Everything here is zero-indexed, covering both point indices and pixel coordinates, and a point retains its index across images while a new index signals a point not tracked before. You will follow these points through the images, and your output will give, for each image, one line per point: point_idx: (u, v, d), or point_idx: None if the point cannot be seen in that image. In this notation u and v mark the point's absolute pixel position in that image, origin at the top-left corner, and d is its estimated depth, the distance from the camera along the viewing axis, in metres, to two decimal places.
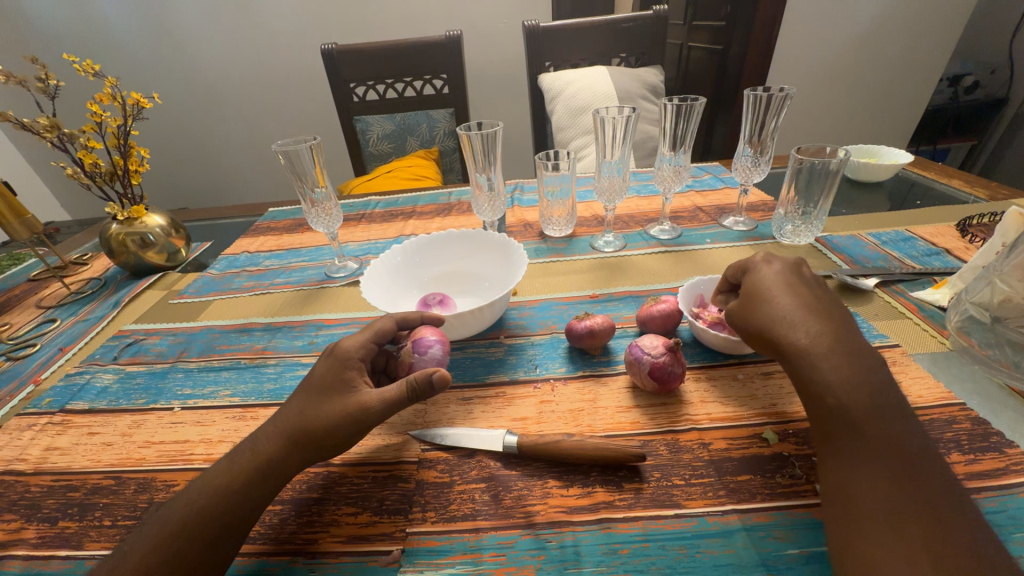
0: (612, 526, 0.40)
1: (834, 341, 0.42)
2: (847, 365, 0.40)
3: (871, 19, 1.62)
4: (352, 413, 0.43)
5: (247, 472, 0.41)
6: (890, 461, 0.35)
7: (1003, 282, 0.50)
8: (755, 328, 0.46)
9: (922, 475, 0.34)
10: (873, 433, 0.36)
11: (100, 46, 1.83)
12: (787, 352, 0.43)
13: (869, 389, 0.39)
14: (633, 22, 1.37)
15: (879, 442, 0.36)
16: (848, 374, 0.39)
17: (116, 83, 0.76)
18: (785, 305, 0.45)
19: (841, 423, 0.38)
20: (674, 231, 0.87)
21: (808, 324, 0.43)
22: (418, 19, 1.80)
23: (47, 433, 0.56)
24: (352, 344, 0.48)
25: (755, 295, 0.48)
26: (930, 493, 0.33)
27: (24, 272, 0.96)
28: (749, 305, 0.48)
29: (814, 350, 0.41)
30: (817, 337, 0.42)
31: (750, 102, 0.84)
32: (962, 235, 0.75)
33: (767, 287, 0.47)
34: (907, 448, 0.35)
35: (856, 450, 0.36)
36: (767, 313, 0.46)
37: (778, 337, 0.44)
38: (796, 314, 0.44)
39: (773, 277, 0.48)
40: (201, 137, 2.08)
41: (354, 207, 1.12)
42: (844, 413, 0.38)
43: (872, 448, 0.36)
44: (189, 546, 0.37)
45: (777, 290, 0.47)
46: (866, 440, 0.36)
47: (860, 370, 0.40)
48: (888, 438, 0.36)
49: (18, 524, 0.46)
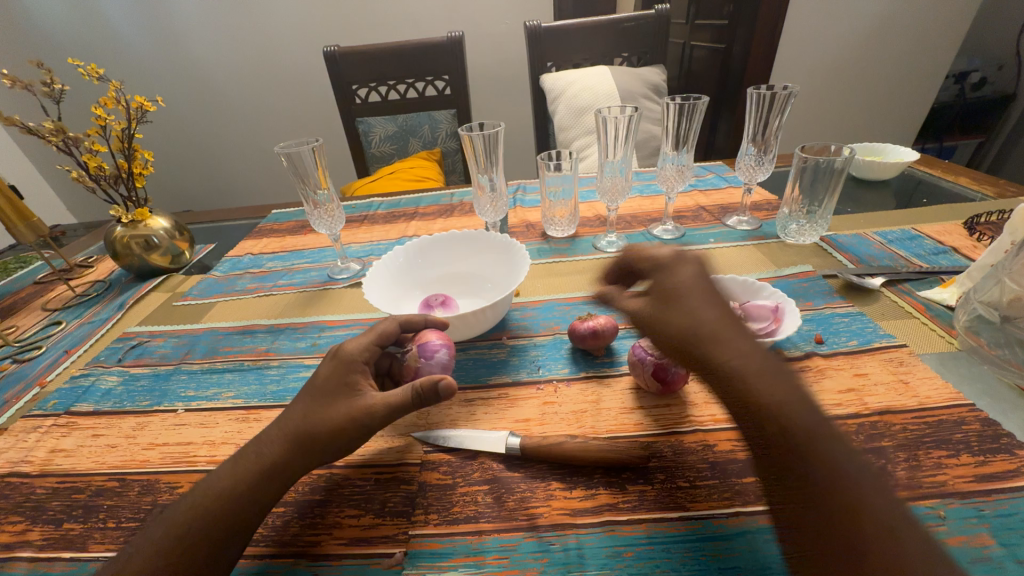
0: (615, 528, 0.40)
1: (768, 359, 0.33)
2: (792, 391, 0.31)
3: (875, 16, 1.61)
4: (356, 418, 0.43)
5: (250, 475, 0.41)
6: (855, 526, 0.26)
7: (1013, 282, 0.49)
8: (673, 341, 0.36)
9: (896, 543, 0.25)
10: (833, 489, 0.27)
11: (105, 50, 1.84)
12: (715, 374, 0.33)
13: (818, 422, 0.30)
14: (634, 21, 1.37)
15: (840, 502, 0.27)
16: (795, 404, 0.30)
17: (120, 87, 0.77)
18: (706, 313, 0.35)
19: (795, 474, 0.29)
20: (678, 230, 0.86)
21: (738, 341, 0.34)
22: (420, 20, 1.80)
23: (52, 435, 0.57)
24: (356, 347, 0.48)
25: (666, 300, 0.38)
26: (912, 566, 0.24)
27: (30, 275, 0.97)
28: (663, 311, 0.38)
29: (751, 375, 0.31)
30: (752, 355, 0.33)
31: (754, 101, 0.83)
32: (969, 233, 0.74)
33: (685, 291, 0.37)
34: (871, 506, 0.27)
35: (816, 511, 0.28)
36: (688, 325, 0.35)
37: (704, 353, 0.34)
38: (727, 326, 0.35)
39: (691, 279, 0.38)
40: (205, 140, 2.09)
41: (357, 208, 1.12)
42: (794, 463, 0.29)
43: (831, 508, 0.27)
44: (192, 550, 0.37)
45: (694, 293, 0.37)
46: (824, 497, 0.27)
47: (806, 398, 0.31)
48: (852, 494, 0.27)
49: (23, 526, 0.47)
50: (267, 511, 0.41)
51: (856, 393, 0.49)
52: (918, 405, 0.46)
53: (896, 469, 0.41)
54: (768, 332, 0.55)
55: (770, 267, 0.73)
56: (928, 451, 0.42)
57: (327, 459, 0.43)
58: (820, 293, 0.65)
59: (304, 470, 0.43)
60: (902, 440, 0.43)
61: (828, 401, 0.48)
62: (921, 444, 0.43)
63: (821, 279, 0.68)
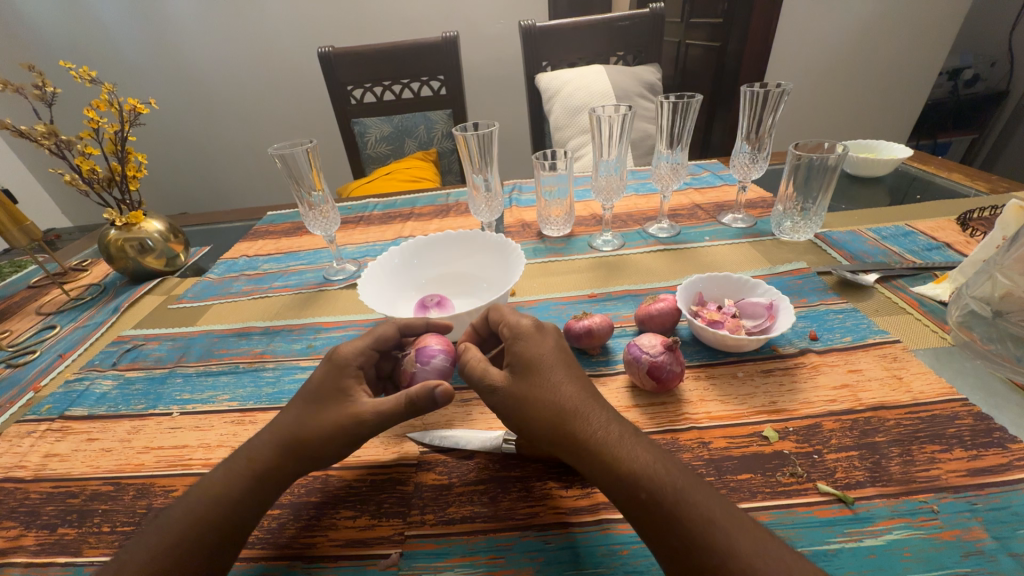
0: (611, 527, 0.40)
1: (617, 418, 0.39)
2: (638, 443, 0.37)
3: (868, 14, 1.61)
4: (346, 425, 0.43)
5: (245, 478, 0.41)
6: (706, 548, 0.31)
7: (1005, 276, 0.50)
8: (543, 418, 0.39)
9: (738, 551, 0.31)
10: (686, 517, 0.33)
11: (98, 52, 1.84)
12: (585, 448, 0.37)
13: (660, 462, 0.36)
14: (629, 20, 1.37)
15: (694, 528, 0.32)
16: (642, 453, 0.36)
17: (113, 89, 0.76)
18: (568, 386, 0.40)
19: (657, 519, 0.33)
20: (673, 229, 0.86)
21: (597, 407, 0.39)
22: (415, 20, 1.80)
23: (47, 439, 0.56)
24: (350, 350, 0.47)
25: (533, 374, 0.41)
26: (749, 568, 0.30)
27: (24, 279, 0.96)
28: (528, 388, 0.40)
29: (611, 437, 0.37)
30: (608, 420, 0.38)
31: (749, 98, 0.83)
32: (963, 229, 0.75)
33: (548, 366, 0.41)
34: (714, 525, 0.32)
35: (679, 549, 0.32)
36: (554, 399, 0.39)
37: (574, 430, 0.37)
38: (586, 397, 0.40)
39: (550, 353, 0.42)
40: (200, 142, 2.08)
41: (352, 210, 1.12)
42: (655, 508, 0.33)
43: (689, 543, 0.32)
44: (187, 554, 0.37)
45: (555, 367, 0.41)
46: (680, 533, 0.32)
47: (649, 445, 0.37)
48: (700, 517, 0.33)
49: (17, 531, 0.46)
50: (261, 514, 0.41)
51: (851, 389, 0.49)
52: (912, 400, 0.47)
53: (890, 464, 0.41)
54: (762, 329, 0.56)
55: (765, 264, 0.73)
56: (922, 446, 0.42)
57: (321, 463, 0.43)
58: (815, 290, 0.65)
59: (300, 473, 0.42)
60: (896, 435, 0.44)
61: (823, 397, 0.49)
62: (915, 439, 0.43)
63: (815, 276, 0.68)
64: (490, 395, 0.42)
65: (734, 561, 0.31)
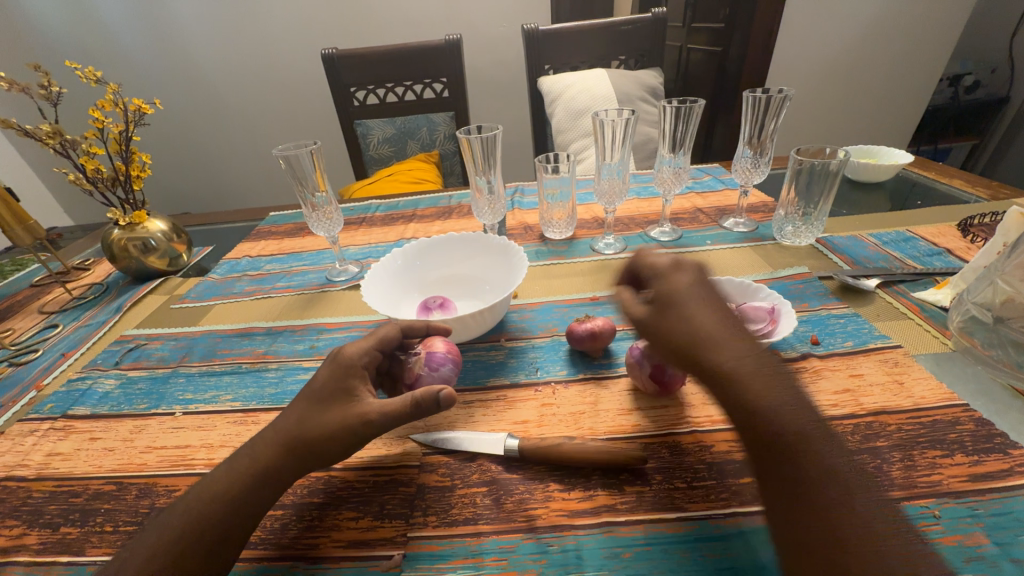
0: (613, 530, 0.40)
1: (757, 355, 0.38)
2: (777, 384, 0.36)
3: (868, 20, 1.62)
4: (350, 425, 0.43)
5: (246, 478, 0.41)
6: (827, 493, 0.32)
7: (1006, 282, 0.50)
8: (674, 347, 0.40)
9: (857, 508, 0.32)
10: (812, 463, 0.33)
11: (102, 52, 1.84)
12: (714, 377, 0.37)
13: (793, 407, 0.35)
14: (631, 25, 1.37)
15: (818, 475, 0.33)
16: (777, 394, 0.36)
17: (118, 89, 0.77)
18: (708, 320, 0.40)
19: (778, 456, 0.34)
20: (674, 232, 0.87)
21: (735, 341, 0.38)
22: (418, 23, 1.81)
23: (49, 438, 0.56)
24: (355, 351, 0.48)
25: (672, 308, 0.42)
26: (864, 522, 0.31)
27: (27, 277, 0.97)
28: (668, 319, 0.41)
29: (747, 371, 0.36)
30: (744, 354, 0.38)
31: (750, 103, 0.84)
32: (963, 235, 0.75)
33: (682, 301, 0.42)
34: (835, 475, 0.33)
35: (794, 485, 0.33)
36: (689, 329, 0.40)
37: (702, 359, 0.38)
38: (726, 331, 0.39)
39: (686, 288, 0.42)
40: (203, 143, 2.09)
41: (355, 211, 1.12)
42: (781, 446, 0.34)
43: (809, 483, 0.32)
44: (188, 554, 0.37)
45: (690, 302, 0.41)
46: (800, 473, 0.33)
47: (786, 388, 0.36)
48: (825, 467, 0.33)
49: (20, 530, 0.47)
50: (262, 515, 0.41)
51: (852, 393, 0.49)
52: (914, 405, 0.47)
53: (892, 469, 0.42)
54: (765, 333, 0.55)
55: (767, 268, 0.73)
56: (923, 451, 0.43)
57: (323, 464, 0.43)
58: (816, 295, 0.65)
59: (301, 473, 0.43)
60: (897, 440, 0.44)
61: (824, 401, 0.49)
62: (916, 444, 0.43)
63: (816, 281, 0.68)
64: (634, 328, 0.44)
65: (857, 521, 0.31)
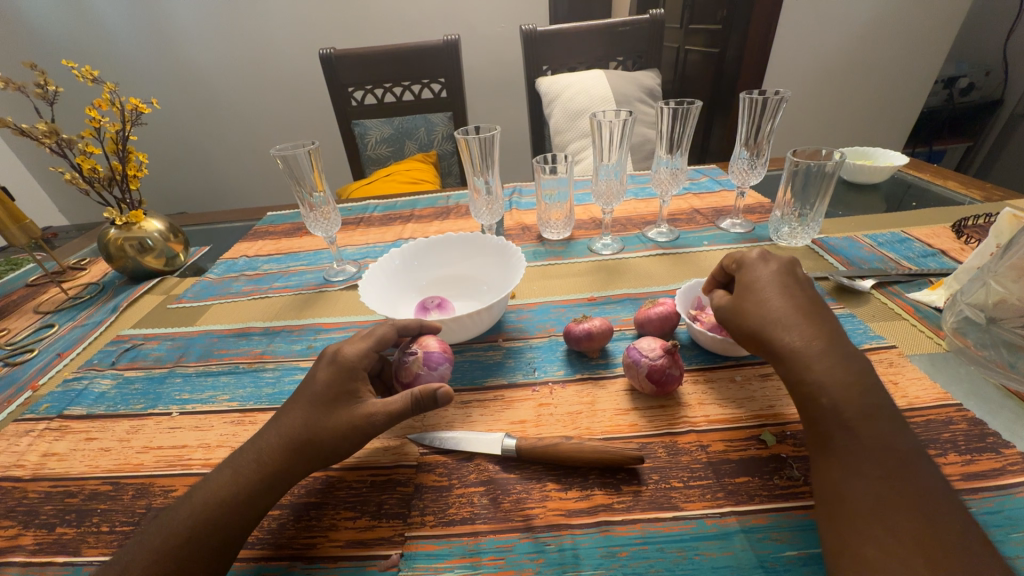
0: (611, 529, 0.40)
1: (824, 338, 0.42)
2: (841, 365, 0.40)
3: (865, 22, 1.63)
4: (359, 425, 0.43)
5: (248, 479, 0.41)
6: (877, 459, 0.35)
7: (1000, 284, 0.50)
8: (744, 325, 0.46)
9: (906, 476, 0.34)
10: (864, 433, 0.36)
11: (99, 51, 1.84)
12: (778, 353, 0.43)
13: (855, 387, 0.39)
14: (629, 26, 1.38)
15: (871, 443, 0.36)
16: (841, 374, 0.39)
17: (115, 88, 0.76)
18: (781, 304, 0.45)
19: (832, 424, 0.38)
20: (672, 233, 0.87)
21: (803, 324, 0.43)
22: (417, 23, 1.81)
23: (45, 438, 0.56)
24: (353, 353, 0.48)
25: (749, 292, 0.47)
26: (914, 486, 0.34)
27: (23, 277, 0.96)
28: (744, 302, 0.47)
29: (810, 349, 0.41)
30: (812, 336, 0.42)
31: (747, 105, 0.84)
32: (958, 236, 0.76)
33: (762, 287, 0.47)
34: (893, 447, 0.36)
35: (842, 449, 0.37)
36: (760, 311, 0.45)
37: (768, 337, 0.44)
38: (795, 315, 0.44)
39: (768, 277, 0.48)
40: (200, 142, 2.08)
41: (353, 211, 1.12)
42: (835, 416, 0.38)
43: (862, 447, 0.36)
44: (189, 556, 0.37)
45: (772, 290, 0.46)
46: (850, 439, 0.37)
47: (852, 371, 0.40)
48: (878, 439, 0.36)
49: (15, 530, 0.46)
50: (262, 516, 0.41)
51: None
52: (907, 405, 0.47)
53: None
54: None
55: None
56: None
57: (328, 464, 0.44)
58: None
59: (301, 473, 0.43)
60: None
61: None
62: None
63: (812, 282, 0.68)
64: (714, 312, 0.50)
65: (912, 481, 0.34)
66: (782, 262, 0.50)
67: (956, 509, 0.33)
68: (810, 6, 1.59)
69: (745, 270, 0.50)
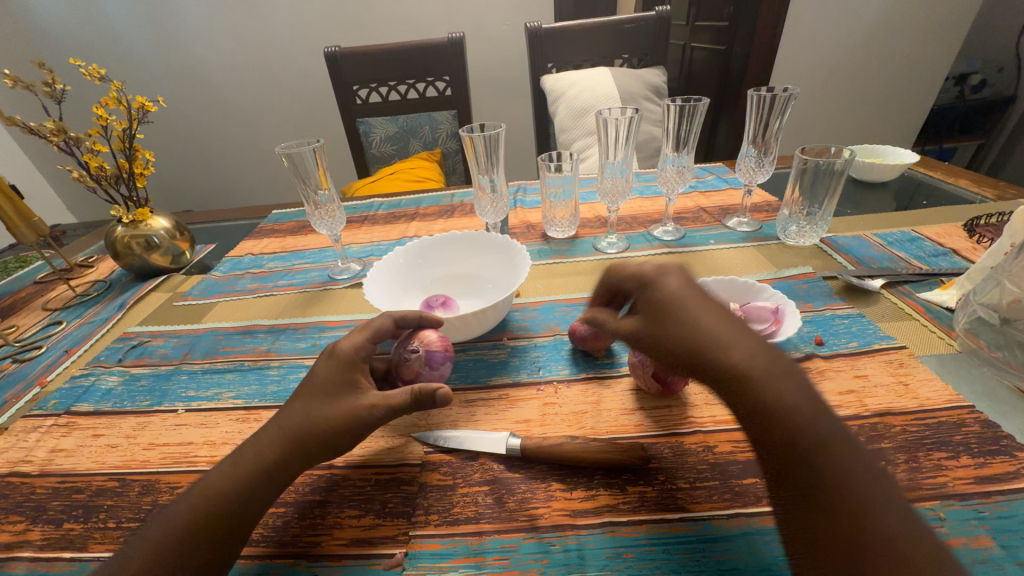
0: (616, 530, 0.40)
1: (768, 349, 0.33)
2: (792, 382, 0.31)
3: (874, 19, 1.61)
4: (362, 417, 0.44)
5: (252, 471, 0.41)
6: (839, 510, 0.27)
7: (1013, 283, 0.50)
8: (677, 354, 0.36)
9: (883, 531, 0.26)
10: (827, 476, 0.28)
11: (106, 50, 1.85)
12: (726, 384, 0.33)
13: (812, 411, 0.30)
14: (635, 23, 1.37)
15: (836, 489, 0.28)
16: (794, 395, 0.31)
17: (122, 87, 0.76)
18: (708, 317, 0.35)
19: (790, 465, 0.30)
20: (678, 231, 0.87)
21: (740, 334, 0.34)
22: (422, 21, 1.81)
23: (53, 435, 0.57)
24: (352, 345, 0.48)
25: (667, 314, 0.37)
26: (852, 521, 0.27)
27: (31, 275, 0.97)
28: (666, 325, 0.37)
29: (757, 368, 0.32)
30: (757, 349, 0.33)
31: (754, 102, 0.83)
32: (970, 235, 0.75)
33: (679, 305, 0.37)
34: (856, 493, 0.27)
35: (805, 496, 0.29)
36: (691, 330, 0.35)
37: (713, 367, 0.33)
38: (733, 326, 0.34)
39: (680, 292, 0.37)
40: (206, 141, 2.09)
41: (357, 209, 1.12)
42: (792, 455, 0.29)
43: (820, 493, 0.28)
44: (191, 551, 0.37)
45: (691, 307, 0.36)
46: (810, 481, 0.29)
47: (805, 389, 0.31)
48: (844, 482, 0.28)
49: (23, 526, 0.47)
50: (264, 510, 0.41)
51: (857, 394, 0.49)
52: (919, 406, 0.47)
53: (895, 471, 0.41)
54: (770, 333, 0.54)
55: (770, 268, 0.73)
56: (927, 453, 0.42)
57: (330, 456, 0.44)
58: (820, 295, 0.65)
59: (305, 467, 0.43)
60: (902, 441, 0.44)
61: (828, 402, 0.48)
62: (922, 446, 0.43)
63: (820, 281, 0.68)
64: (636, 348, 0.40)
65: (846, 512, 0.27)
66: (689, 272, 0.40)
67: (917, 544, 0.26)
68: (818, 2, 1.58)
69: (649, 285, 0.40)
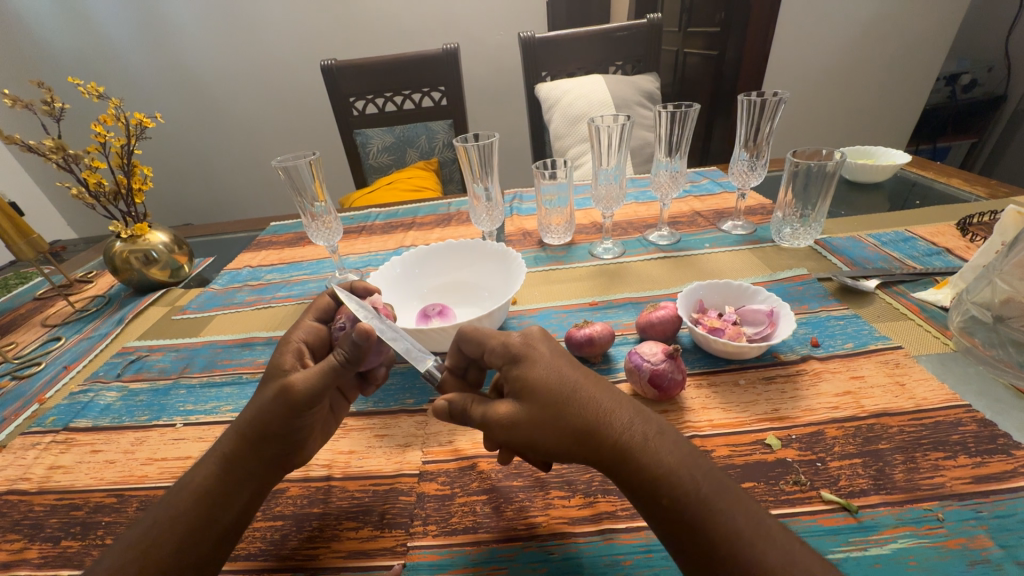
0: (614, 537, 0.40)
1: (645, 417, 0.37)
2: (666, 441, 0.35)
3: (862, 23, 1.63)
4: (277, 398, 0.42)
5: (211, 467, 0.42)
6: (734, 556, 0.31)
7: (1005, 282, 0.50)
8: (564, 436, 0.36)
9: (763, 562, 0.30)
10: (713, 525, 0.32)
11: (104, 68, 1.87)
12: (619, 451, 0.35)
13: (689, 465, 0.34)
14: (627, 31, 1.39)
15: (719, 536, 0.31)
16: (670, 454, 0.35)
17: (120, 104, 0.77)
18: (577, 389, 0.37)
19: (680, 526, 0.33)
20: (673, 236, 0.87)
21: (618, 406, 0.37)
22: (418, 33, 1.83)
23: (51, 452, 0.57)
24: (295, 329, 0.51)
25: (544, 399, 0.37)
26: (711, 530, 0.32)
27: (31, 291, 0.97)
28: (548, 406, 0.36)
29: (637, 439, 0.35)
30: (635, 419, 0.36)
31: (745, 107, 0.84)
32: (963, 234, 0.75)
33: (553, 385, 0.37)
34: (735, 532, 0.31)
35: (698, 554, 0.32)
36: (580, 409, 0.36)
37: (606, 440, 0.35)
38: (611, 399, 0.37)
39: (544, 374, 0.38)
40: (205, 155, 2.11)
41: (354, 219, 1.13)
42: (678, 515, 0.33)
43: (690, 510, 0.32)
44: (164, 543, 0.38)
45: (561, 385, 0.37)
46: (702, 541, 0.32)
47: (679, 443, 0.36)
48: (724, 529, 0.31)
49: (21, 544, 0.47)
50: (231, 505, 0.41)
51: (853, 395, 0.49)
52: (915, 406, 0.47)
53: (894, 472, 0.41)
54: (763, 335, 0.56)
55: (766, 270, 0.73)
56: (925, 453, 0.42)
57: (276, 447, 0.43)
58: (815, 296, 0.65)
59: (260, 461, 0.43)
60: (899, 442, 0.44)
61: (825, 404, 0.48)
62: (919, 446, 0.43)
63: (815, 282, 0.68)
64: (499, 430, 0.38)
65: (715, 520, 0.32)
66: (529, 339, 0.41)
67: (758, 532, 0.31)
68: (808, 8, 1.60)
69: (506, 372, 0.40)
